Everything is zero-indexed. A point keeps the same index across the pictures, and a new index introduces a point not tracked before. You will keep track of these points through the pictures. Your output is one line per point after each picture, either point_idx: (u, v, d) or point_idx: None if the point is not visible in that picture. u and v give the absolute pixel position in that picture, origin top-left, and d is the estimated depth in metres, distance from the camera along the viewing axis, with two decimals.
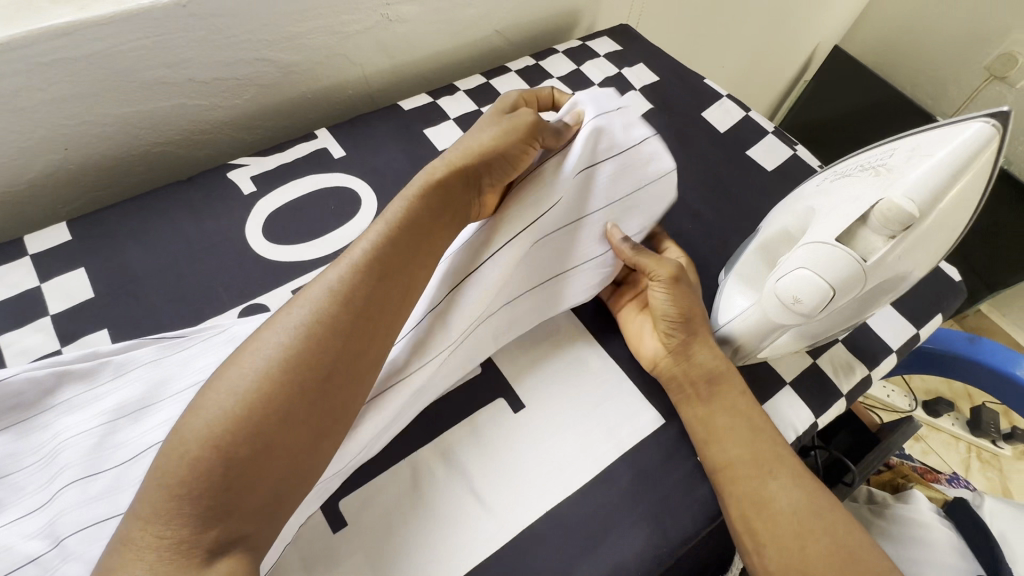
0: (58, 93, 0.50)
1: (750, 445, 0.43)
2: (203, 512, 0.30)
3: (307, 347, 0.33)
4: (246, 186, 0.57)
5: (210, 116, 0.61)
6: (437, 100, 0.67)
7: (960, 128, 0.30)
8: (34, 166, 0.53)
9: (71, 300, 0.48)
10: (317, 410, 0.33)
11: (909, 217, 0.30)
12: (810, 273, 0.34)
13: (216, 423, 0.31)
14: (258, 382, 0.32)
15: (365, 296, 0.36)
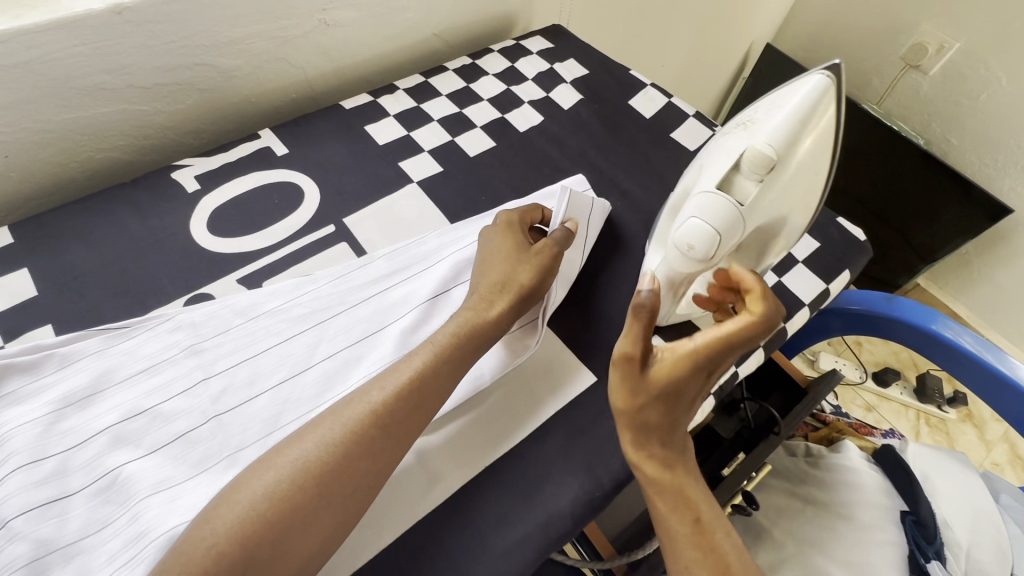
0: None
1: (691, 530, 0.38)
2: (255, 540, 0.33)
3: (380, 418, 0.39)
4: (190, 185, 0.59)
5: (154, 122, 0.63)
6: (378, 99, 0.71)
7: (803, 84, 0.37)
8: None
9: (12, 300, 0.49)
10: (348, 511, 0.36)
11: (770, 160, 0.36)
12: (698, 220, 0.39)
13: (299, 469, 0.35)
14: (340, 438, 0.37)
15: (411, 406, 0.40)
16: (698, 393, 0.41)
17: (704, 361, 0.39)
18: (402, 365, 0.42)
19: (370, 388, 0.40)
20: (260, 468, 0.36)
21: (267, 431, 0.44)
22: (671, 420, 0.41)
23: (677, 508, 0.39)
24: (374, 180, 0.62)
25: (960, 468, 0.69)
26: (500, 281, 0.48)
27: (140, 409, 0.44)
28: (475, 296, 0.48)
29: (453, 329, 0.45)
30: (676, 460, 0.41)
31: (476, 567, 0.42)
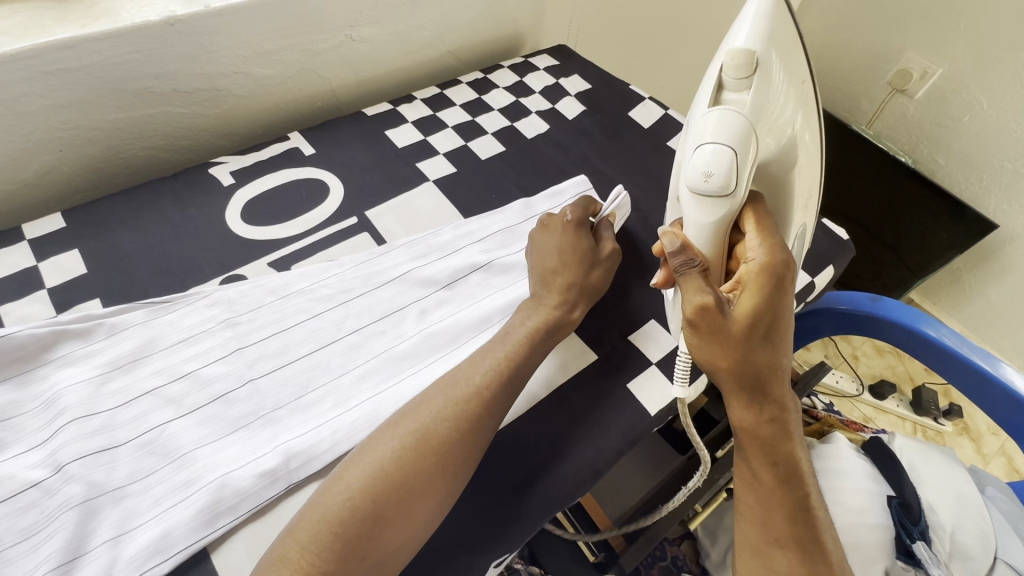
0: (58, 98, 0.57)
1: (778, 494, 0.44)
2: (381, 503, 0.38)
3: (482, 398, 0.44)
4: (225, 179, 0.64)
5: (193, 123, 0.69)
6: (397, 107, 0.77)
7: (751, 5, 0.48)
8: (29, 166, 0.59)
9: (66, 276, 0.54)
10: (458, 478, 0.42)
11: (746, 58, 0.45)
12: (709, 140, 0.46)
13: (414, 433, 0.42)
14: (454, 409, 0.43)
15: (507, 390, 0.46)
16: (783, 323, 0.46)
17: (776, 283, 0.45)
18: (492, 350, 0.48)
19: (470, 368, 0.47)
20: (380, 438, 0.42)
21: (299, 394, 0.49)
22: (769, 364, 0.45)
23: (771, 470, 0.45)
24: (393, 178, 0.68)
25: (945, 460, 0.71)
26: (578, 285, 0.54)
27: (181, 373, 0.48)
28: (554, 294, 0.53)
29: (544, 327, 0.50)
30: (775, 421, 0.46)
31: (484, 517, 0.45)
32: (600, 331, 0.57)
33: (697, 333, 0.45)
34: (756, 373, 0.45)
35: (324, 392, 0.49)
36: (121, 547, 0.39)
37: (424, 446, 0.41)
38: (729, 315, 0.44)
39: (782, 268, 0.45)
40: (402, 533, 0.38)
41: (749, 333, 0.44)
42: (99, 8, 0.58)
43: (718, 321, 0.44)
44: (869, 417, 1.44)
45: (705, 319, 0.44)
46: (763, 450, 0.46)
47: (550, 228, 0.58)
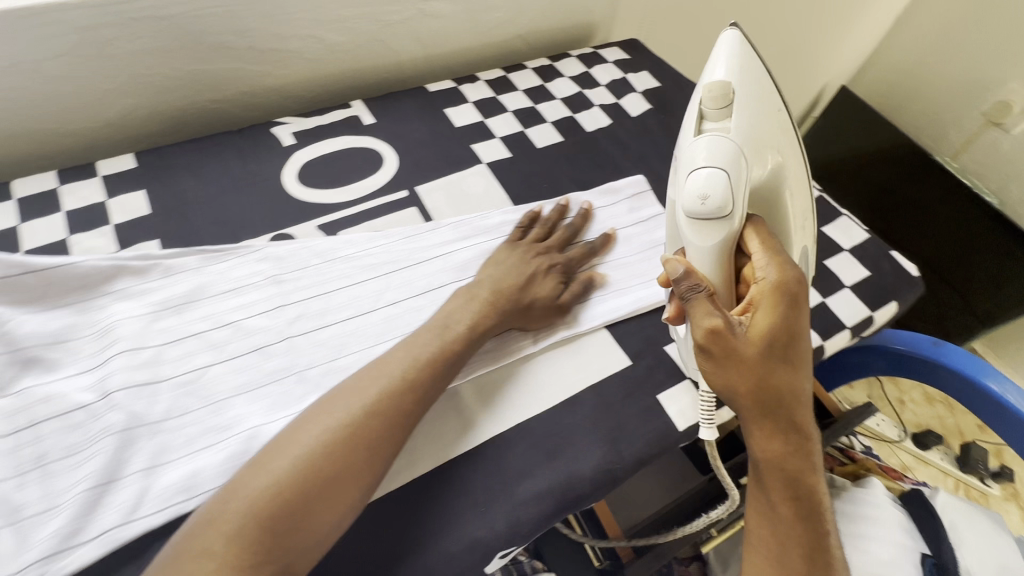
0: (142, 44, 0.59)
1: (795, 526, 0.42)
2: (308, 489, 0.37)
3: (407, 387, 0.43)
4: (287, 139, 0.66)
5: (262, 82, 0.70)
6: (460, 86, 0.76)
7: (723, 39, 0.47)
8: (112, 107, 0.63)
9: (130, 214, 0.57)
10: (381, 472, 0.41)
11: (723, 87, 0.44)
12: (703, 165, 0.43)
13: (351, 415, 0.40)
14: (381, 394, 0.42)
15: (433, 385, 0.45)
16: (799, 346, 0.43)
17: (790, 302, 0.42)
18: (418, 339, 0.47)
19: (402, 352, 0.46)
20: (315, 413, 0.41)
21: (333, 354, 0.49)
22: (785, 391, 0.42)
23: (788, 501, 0.42)
24: (447, 156, 0.67)
25: (992, 525, 0.66)
26: (515, 303, 0.52)
27: (226, 322, 0.50)
28: (484, 292, 0.51)
29: (468, 329, 0.49)
30: (797, 452, 0.43)
31: (496, 505, 0.45)
32: (638, 336, 0.56)
33: (710, 359, 0.42)
34: (772, 402, 0.42)
35: (357, 359, 0.49)
36: (152, 476, 0.41)
37: (343, 428, 0.40)
38: (743, 338, 0.41)
39: (790, 284, 0.42)
40: (325, 518, 0.37)
41: (763, 358, 0.41)
42: None
43: (732, 347, 0.41)
44: (906, 466, 1.36)
45: (717, 343, 0.41)
46: (781, 482, 0.43)
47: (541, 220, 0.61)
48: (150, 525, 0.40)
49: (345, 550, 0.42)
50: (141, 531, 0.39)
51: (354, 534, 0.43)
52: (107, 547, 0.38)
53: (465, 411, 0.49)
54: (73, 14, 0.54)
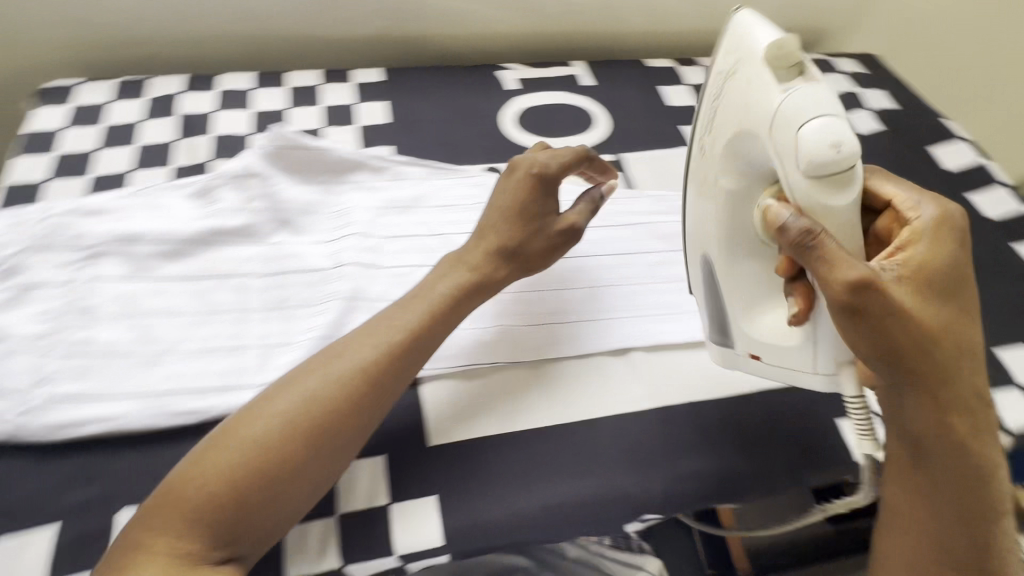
0: None
1: (951, 507, 0.35)
2: (266, 468, 0.35)
3: (414, 327, 0.42)
4: (511, 83, 0.70)
5: (497, 27, 0.75)
6: (680, 67, 0.75)
7: (740, 17, 0.38)
8: (374, 24, 0.71)
9: (374, 120, 0.64)
10: (348, 447, 0.38)
11: (793, 46, 0.34)
12: (818, 122, 0.33)
13: (349, 372, 0.38)
14: (398, 336, 0.41)
15: (432, 333, 0.42)
16: (956, 290, 0.35)
17: (913, 242, 0.35)
18: (462, 258, 0.46)
19: (437, 283, 0.45)
20: (329, 355, 0.40)
21: (523, 286, 0.53)
22: (943, 353, 0.34)
23: (942, 486, 0.35)
24: (657, 131, 0.67)
25: None
26: (499, 249, 0.46)
27: (438, 232, 0.55)
28: (479, 254, 0.46)
29: (459, 293, 0.44)
30: (961, 425, 0.35)
31: (660, 470, 0.44)
32: None
33: (850, 318, 0.33)
34: (927, 369, 0.34)
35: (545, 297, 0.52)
36: None
37: (318, 397, 0.37)
38: (890, 288, 0.33)
39: (955, 229, 0.36)
40: (286, 497, 0.35)
41: (914, 313, 0.33)
42: None
43: (880, 304, 0.32)
44: None
45: (870, 296, 0.32)
46: (934, 470, 0.35)
47: (512, 175, 0.48)
48: None
49: (508, 459, 0.43)
50: None
51: (523, 445, 0.44)
52: None
53: (642, 372, 0.49)
54: None
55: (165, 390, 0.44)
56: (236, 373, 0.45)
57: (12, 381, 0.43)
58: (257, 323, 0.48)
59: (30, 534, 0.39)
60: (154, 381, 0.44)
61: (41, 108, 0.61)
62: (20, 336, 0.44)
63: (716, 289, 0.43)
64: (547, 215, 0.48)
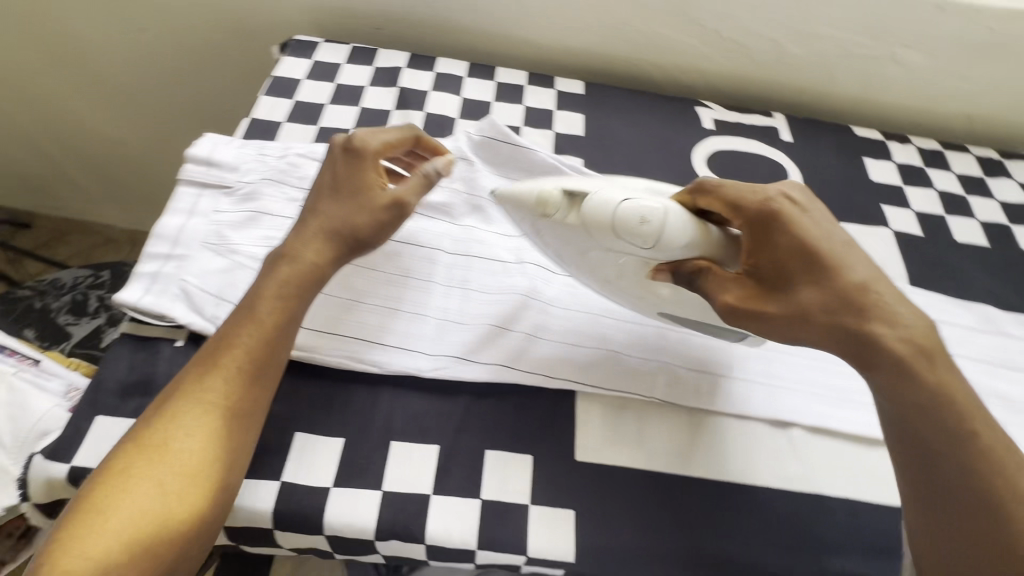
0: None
1: (963, 492, 0.36)
2: (170, 451, 0.37)
3: (303, 228, 0.44)
4: (707, 122, 0.69)
5: (702, 64, 0.74)
6: (888, 141, 0.71)
7: (498, 199, 0.44)
8: (584, 39, 0.73)
9: (569, 130, 0.66)
10: (248, 406, 0.40)
11: (547, 199, 0.41)
12: (630, 213, 0.40)
13: (240, 328, 0.41)
14: (279, 270, 0.43)
15: (332, 258, 0.44)
16: (847, 258, 0.39)
17: (774, 220, 0.40)
18: (322, 185, 0.46)
19: (307, 224, 0.45)
20: (219, 347, 0.41)
21: (692, 328, 0.52)
22: (873, 330, 0.38)
23: (924, 448, 0.37)
24: (852, 204, 0.64)
25: None
26: (356, 240, 0.44)
27: None
28: (314, 238, 0.44)
29: (323, 259, 0.44)
30: (838, 320, 0.38)
31: (800, 554, 0.43)
32: None
33: (751, 321, 0.40)
34: (892, 368, 0.37)
35: (711, 345, 0.51)
36: (534, 344, 0.49)
37: (210, 402, 0.39)
38: (779, 298, 0.39)
39: (764, 221, 0.40)
40: (205, 466, 0.37)
41: (828, 311, 0.38)
42: None
43: (778, 326, 0.40)
44: None
45: (745, 305, 0.40)
46: (919, 452, 0.37)
47: (364, 160, 0.46)
48: (520, 378, 0.47)
49: (653, 493, 0.44)
50: (516, 381, 0.47)
51: (667, 487, 0.45)
52: (492, 377, 0.47)
53: (798, 451, 0.47)
54: None
55: (358, 337, 0.48)
56: (418, 338, 0.48)
57: (238, 292, 0.48)
58: (442, 297, 0.51)
59: None
60: (347, 325, 0.48)
61: (289, 58, 0.68)
62: (249, 254, 0.50)
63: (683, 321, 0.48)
64: (382, 193, 0.45)
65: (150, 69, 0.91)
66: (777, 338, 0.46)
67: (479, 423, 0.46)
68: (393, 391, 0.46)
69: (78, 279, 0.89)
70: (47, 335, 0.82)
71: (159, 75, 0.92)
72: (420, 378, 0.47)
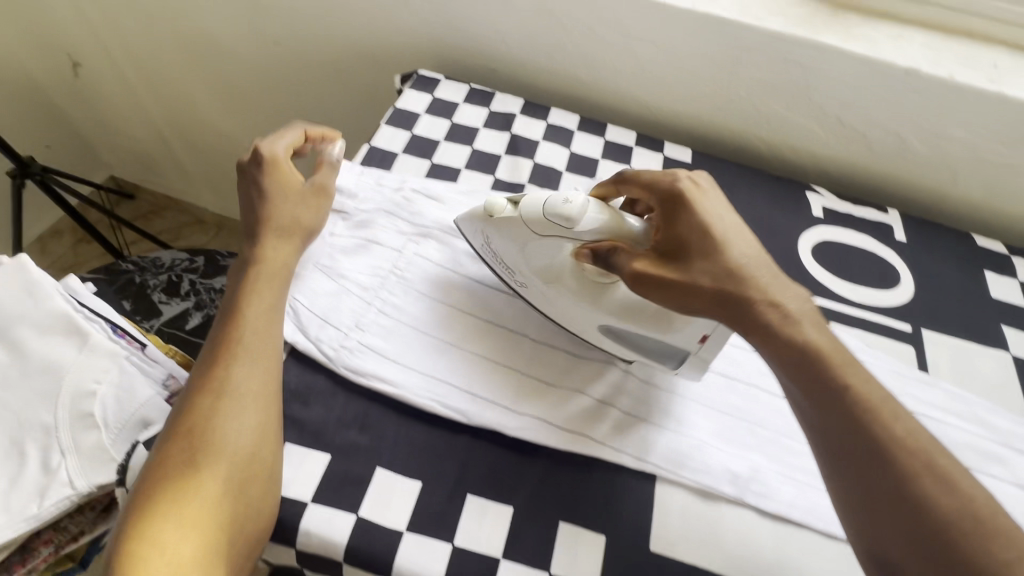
0: (765, 77, 0.68)
1: (848, 444, 0.35)
2: (211, 446, 0.40)
3: (268, 226, 0.49)
4: (816, 209, 0.67)
5: (815, 148, 0.73)
6: (1014, 257, 0.66)
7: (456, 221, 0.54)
8: (697, 107, 0.74)
9: None
10: (268, 384, 0.44)
11: (492, 204, 0.49)
12: (557, 208, 0.45)
13: (234, 322, 0.44)
14: (263, 263, 0.47)
15: (296, 240, 0.50)
16: (731, 236, 0.42)
17: (673, 201, 0.44)
18: (266, 186, 0.50)
19: (270, 229, 0.49)
20: (223, 344, 0.44)
21: (785, 430, 0.50)
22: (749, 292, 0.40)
23: (824, 411, 0.36)
24: (968, 320, 0.60)
25: None
26: (312, 232, 0.52)
27: None
28: (266, 235, 0.49)
29: (291, 247, 0.50)
30: (734, 295, 0.40)
31: None
32: None
33: (661, 285, 0.42)
34: (757, 329, 0.39)
35: (805, 450, 0.49)
36: (617, 418, 0.48)
37: (234, 393, 0.42)
38: (681, 268, 0.42)
39: (670, 193, 0.45)
40: (253, 446, 0.41)
41: (718, 283, 0.40)
42: (861, 31, 0.64)
43: (682, 286, 0.41)
44: None
45: (653, 271, 0.42)
46: (829, 441, 0.35)
47: (278, 165, 0.51)
48: (601, 452, 0.46)
49: None
50: (597, 454, 0.46)
51: None
52: (573, 446, 0.46)
53: None
54: (748, 38, 0.65)
55: (445, 380, 0.48)
56: (502, 392, 0.48)
57: (339, 318, 0.51)
58: (529, 352, 0.51)
59: (311, 451, 0.45)
60: (438, 366, 0.49)
61: (411, 90, 0.71)
62: (355, 282, 0.53)
63: (621, 332, 0.48)
64: (313, 184, 0.53)
65: (273, 78, 0.98)
66: (713, 349, 0.44)
67: (554, 490, 0.45)
68: (472, 441, 0.46)
69: (175, 261, 0.95)
70: (140, 309, 0.87)
71: (280, 84, 0.98)
72: (503, 434, 0.47)
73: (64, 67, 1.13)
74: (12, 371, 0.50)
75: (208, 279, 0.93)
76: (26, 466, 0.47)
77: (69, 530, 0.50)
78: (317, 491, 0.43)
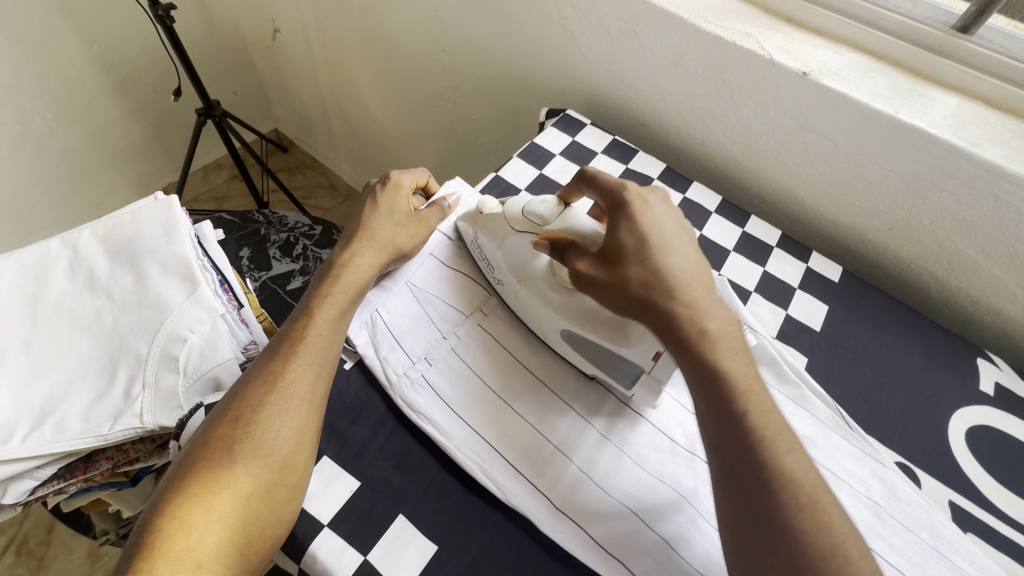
0: (962, 212, 0.56)
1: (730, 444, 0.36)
2: (253, 439, 0.40)
3: (363, 237, 0.51)
4: (986, 382, 0.55)
5: (1005, 306, 0.59)
6: None
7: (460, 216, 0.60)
8: (862, 220, 0.64)
9: (804, 318, 0.58)
10: (318, 388, 0.44)
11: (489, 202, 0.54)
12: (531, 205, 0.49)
13: (305, 322, 0.46)
14: (347, 271, 0.49)
15: (384, 255, 0.51)
16: (669, 246, 0.41)
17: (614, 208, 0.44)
18: (374, 202, 0.54)
19: (365, 241, 0.51)
20: (288, 341, 0.45)
21: None
22: (671, 310, 0.39)
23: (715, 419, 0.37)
24: None
25: None
26: (404, 254, 0.53)
27: None
28: (360, 245, 0.51)
29: (377, 259, 0.51)
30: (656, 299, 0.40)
31: None
32: None
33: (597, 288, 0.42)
34: (675, 350, 0.39)
35: None
36: (667, 557, 0.41)
37: (285, 391, 0.42)
38: (616, 270, 0.41)
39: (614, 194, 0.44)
40: (289, 449, 0.41)
41: (650, 285, 0.40)
42: None
43: (618, 292, 0.41)
44: None
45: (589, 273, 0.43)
46: (721, 449, 0.36)
47: (396, 192, 0.55)
48: None
49: None
50: None
51: None
52: (599, 566, 0.41)
53: None
54: (951, 163, 0.54)
55: (493, 445, 0.45)
56: (546, 477, 0.44)
57: (412, 346, 0.50)
58: (589, 443, 0.46)
59: (343, 473, 0.44)
60: (492, 428, 0.46)
61: (553, 128, 0.70)
62: (438, 313, 0.52)
63: (580, 341, 0.47)
64: (421, 215, 0.55)
65: (430, 79, 1.01)
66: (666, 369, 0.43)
67: None
68: (499, 522, 0.43)
69: (298, 223, 1.02)
70: (255, 259, 0.95)
71: (436, 86, 1.02)
72: (536, 527, 0.43)
73: (266, 32, 1.27)
74: (131, 298, 0.55)
75: (319, 248, 0.98)
76: (113, 387, 0.52)
77: (128, 454, 0.54)
78: (335, 516, 0.42)
